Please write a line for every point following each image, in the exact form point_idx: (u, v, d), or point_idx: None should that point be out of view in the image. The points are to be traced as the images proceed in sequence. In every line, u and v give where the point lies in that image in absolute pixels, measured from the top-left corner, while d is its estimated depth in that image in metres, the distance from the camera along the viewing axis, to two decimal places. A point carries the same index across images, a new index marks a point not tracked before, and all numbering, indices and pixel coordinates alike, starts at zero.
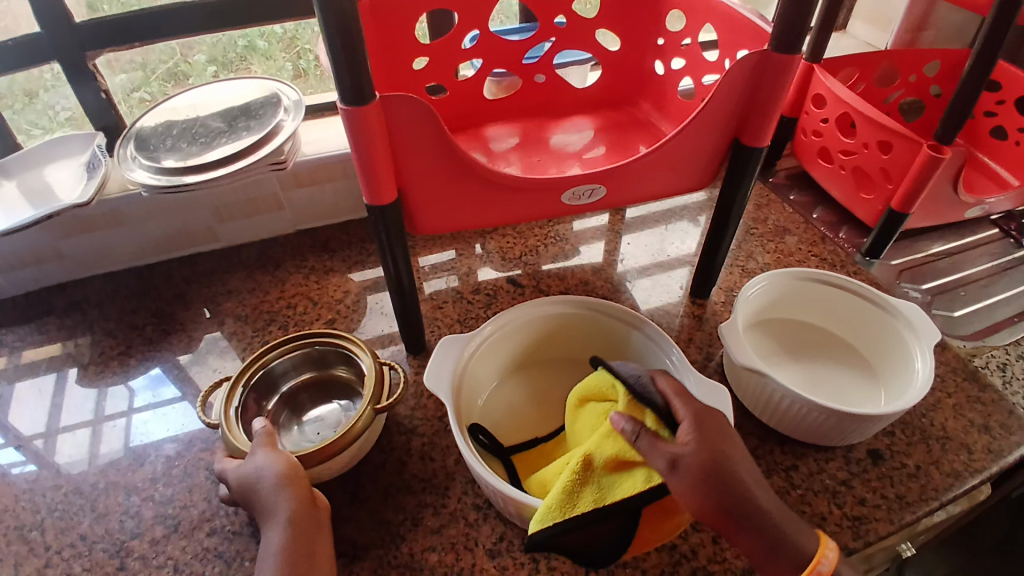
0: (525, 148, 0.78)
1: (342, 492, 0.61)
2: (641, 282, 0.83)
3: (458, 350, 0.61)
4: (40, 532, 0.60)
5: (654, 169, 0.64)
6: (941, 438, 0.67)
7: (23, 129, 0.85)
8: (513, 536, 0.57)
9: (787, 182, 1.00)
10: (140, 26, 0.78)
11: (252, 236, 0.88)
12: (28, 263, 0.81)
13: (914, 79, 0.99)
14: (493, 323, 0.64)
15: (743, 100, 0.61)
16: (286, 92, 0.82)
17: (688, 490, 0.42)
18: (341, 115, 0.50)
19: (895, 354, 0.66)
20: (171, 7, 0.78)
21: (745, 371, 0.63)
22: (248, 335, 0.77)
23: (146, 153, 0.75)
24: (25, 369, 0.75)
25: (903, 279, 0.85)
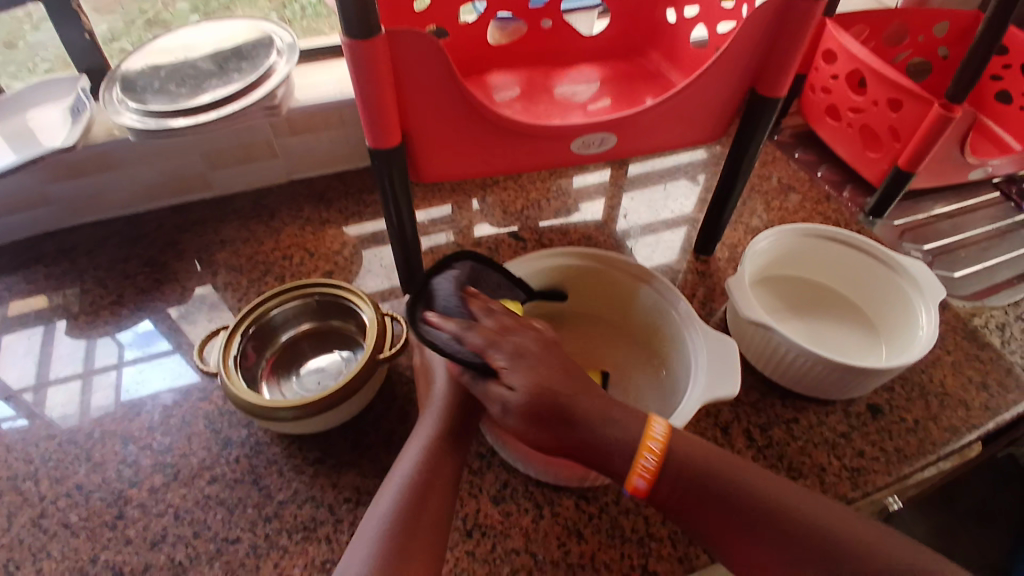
0: (528, 98, 0.75)
1: (345, 440, 0.61)
2: (645, 238, 0.82)
3: None
4: (33, 482, 0.59)
5: (666, 119, 0.62)
6: (940, 394, 0.68)
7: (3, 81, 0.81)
8: (517, 483, 0.58)
9: (792, 141, 0.98)
10: None
11: (245, 184, 0.85)
12: (11, 210, 0.78)
13: (923, 39, 0.97)
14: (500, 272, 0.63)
15: (762, 46, 0.59)
16: (281, 34, 0.78)
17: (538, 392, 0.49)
18: (344, 49, 0.47)
19: (898, 310, 0.67)
20: None
21: (750, 325, 0.63)
22: (245, 285, 0.75)
23: (134, 95, 0.71)
24: (12, 320, 0.73)
25: (905, 240, 0.85)
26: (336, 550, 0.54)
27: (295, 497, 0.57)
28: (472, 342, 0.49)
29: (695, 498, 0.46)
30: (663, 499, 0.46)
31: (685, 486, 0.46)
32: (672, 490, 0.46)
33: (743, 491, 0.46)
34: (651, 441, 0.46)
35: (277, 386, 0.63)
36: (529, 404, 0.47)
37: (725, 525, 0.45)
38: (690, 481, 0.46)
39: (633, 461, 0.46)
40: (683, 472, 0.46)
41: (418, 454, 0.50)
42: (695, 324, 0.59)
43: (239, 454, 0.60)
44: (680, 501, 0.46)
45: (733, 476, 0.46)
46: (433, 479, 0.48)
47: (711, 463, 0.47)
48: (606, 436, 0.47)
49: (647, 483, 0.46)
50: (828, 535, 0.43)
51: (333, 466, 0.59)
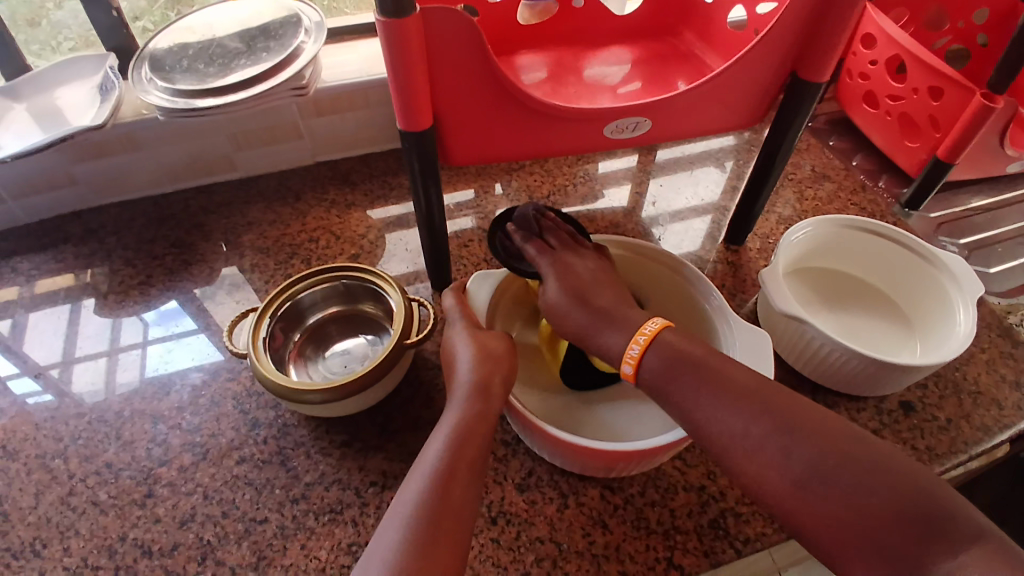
0: (557, 80, 0.74)
1: (371, 424, 0.61)
2: (673, 226, 0.81)
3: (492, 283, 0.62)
4: (64, 460, 0.61)
5: (703, 104, 0.61)
6: (973, 392, 0.66)
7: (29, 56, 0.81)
8: (542, 472, 0.57)
9: (826, 128, 0.96)
10: None
11: (270, 166, 0.85)
12: (40, 189, 0.79)
13: (963, 25, 0.91)
14: None
15: (806, 29, 0.56)
16: (307, 12, 0.77)
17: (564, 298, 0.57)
18: (378, 29, 0.46)
19: (935, 305, 0.65)
20: None
21: (782, 318, 0.62)
22: (270, 267, 0.75)
23: (162, 75, 0.71)
24: (42, 298, 0.74)
25: (941, 233, 0.82)
26: (362, 533, 0.55)
27: (321, 480, 0.58)
28: (529, 255, 0.61)
29: (678, 371, 0.47)
30: (646, 380, 0.49)
31: (668, 363, 0.48)
32: (655, 371, 0.49)
33: (722, 372, 0.46)
34: (640, 335, 0.51)
35: (303, 368, 0.64)
36: (558, 297, 0.57)
37: (703, 396, 0.45)
38: (674, 359, 0.48)
39: (623, 350, 0.51)
40: (669, 351, 0.49)
41: (442, 441, 0.48)
42: (729, 317, 0.58)
43: (266, 436, 0.61)
44: (661, 377, 0.48)
45: (719, 358, 0.47)
46: (458, 465, 0.47)
47: (703, 350, 0.49)
48: (612, 325, 0.54)
49: (634, 369, 0.50)
50: (804, 419, 0.42)
51: (358, 450, 0.59)
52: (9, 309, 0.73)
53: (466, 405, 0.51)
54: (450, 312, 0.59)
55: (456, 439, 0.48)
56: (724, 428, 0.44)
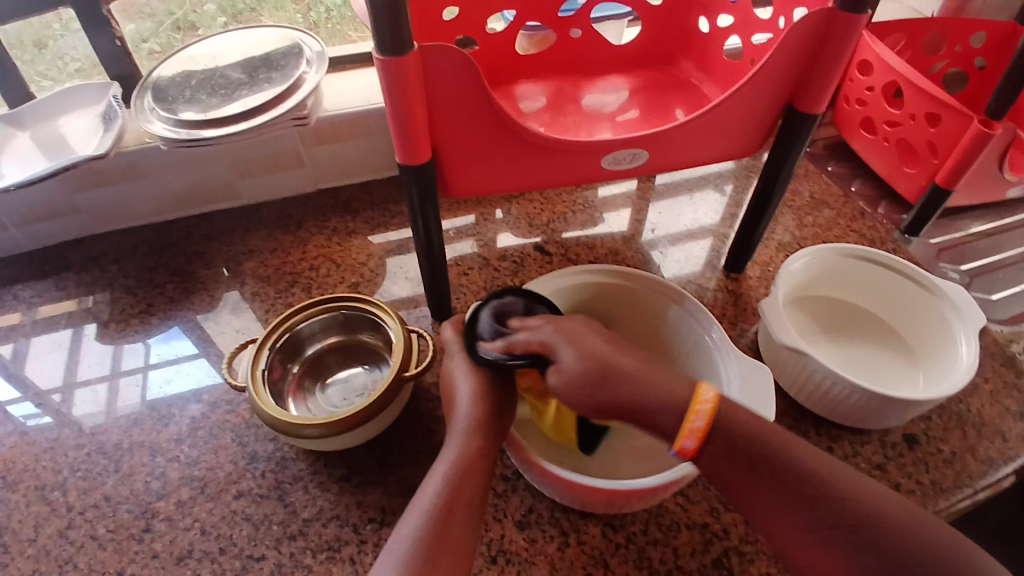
0: (556, 109, 0.74)
1: (370, 458, 0.61)
2: (672, 252, 0.81)
3: None
4: (62, 492, 0.60)
5: (701, 135, 0.61)
6: (976, 424, 0.65)
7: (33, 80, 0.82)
8: (542, 508, 0.57)
9: (825, 153, 0.96)
10: None
11: (272, 194, 0.86)
12: (44, 217, 0.79)
13: (960, 49, 0.92)
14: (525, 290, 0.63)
15: (802, 62, 0.57)
16: (309, 42, 0.78)
17: (580, 366, 0.52)
18: (377, 67, 0.47)
19: (938, 337, 0.64)
20: None
21: (784, 350, 0.62)
22: (271, 295, 0.76)
23: (165, 105, 0.72)
24: (42, 324, 0.74)
25: (942, 259, 0.82)
26: (360, 571, 0.54)
27: (320, 515, 0.57)
28: (517, 345, 0.55)
29: (740, 470, 0.46)
30: (708, 465, 0.47)
31: (731, 452, 0.47)
32: (719, 458, 0.47)
33: (783, 464, 0.45)
34: (698, 407, 0.48)
35: (302, 401, 0.63)
36: (580, 373, 0.52)
37: (768, 496, 0.45)
38: (736, 455, 0.46)
39: (682, 424, 0.48)
40: (728, 442, 0.47)
41: (443, 478, 0.48)
42: (729, 350, 0.57)
43: (266, 469, 0.61)
44: (722, 471, 0.47)
45: (779, 447, 0.46)
46: (458, 502, 0.46)
47: (755, 430, 0.47)
48: (643, 392, 0.50)
49: (696, 444, 0.47)
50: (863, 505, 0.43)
51: (357, 485, 0.59)
52: (11, 335, 0.74)
53: (467, 440, 0.50)
54: (449, 345, 0.59)
55: (456, 475, 0.48)
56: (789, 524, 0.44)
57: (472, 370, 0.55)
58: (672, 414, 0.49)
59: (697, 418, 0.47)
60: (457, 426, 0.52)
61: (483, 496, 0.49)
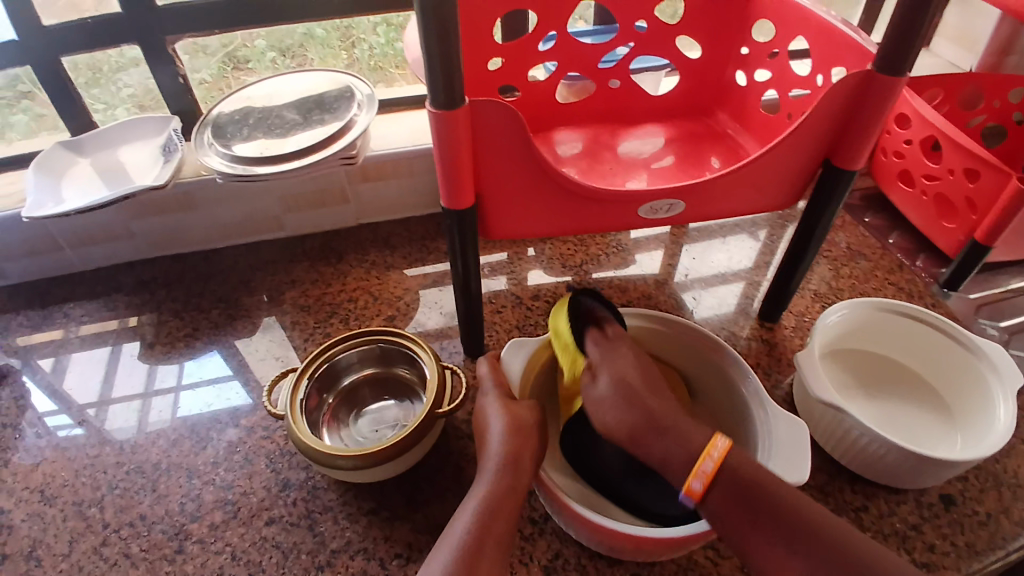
0: (592, 155, 0.77)
1: (398, 492, 0.61)
2: (704, 298, 0.81)
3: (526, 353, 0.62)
4: (99, 509, 0.62)
5: (737, 188, 0.62)
6: (1013, 485, 0.63)
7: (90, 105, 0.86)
8: (569, 554, 0.57)
9: (861, 204, 0.96)
10: (196, 13, 0.78)
11: (316, 227, 0.89)
12: (99, 240, 0.84)
13: (998, 104, 0.92)
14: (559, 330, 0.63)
15: (841, 121, 0.58)
16: (359, 86, 0.82)
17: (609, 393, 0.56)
18: (429, 117, 0.49)
19: (977, 397, 0.63)
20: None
21: (818, 404, 0.61)
22: (310, 325, 0.78)
23: (221, 140, 0.76)
24: (90, 341, 0.78)
25: (981, 315, 0.81)
26: None
27: (348, 547, 0.58)
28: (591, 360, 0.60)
29: (743, 506, 0.47)
30: (713, 500, 0.48)
31: (736, 493, 0.47)
32: (724, 496, 0.48)
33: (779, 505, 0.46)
34: (709, 454, 0.49)
35: (335, 431, 0.65)
36: (611, 394, 0.56)
37: (763, 532, 0.46)
38: (739, 492, 0.47)
39: (693, 465, 0.49)
40: (736, 481, 0.48)
41: (470, 515, 0.49)
42: (764, 400, 0.57)
43: (297, 497, 0.62)
44: (727, 509, 0.47)
45: (777, 488, 0.47)
46: (485, 540, 0.47)
47: (754, 473, 0.48)
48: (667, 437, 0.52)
49: (703, 487, 0.48)
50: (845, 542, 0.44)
51: (385, 518, 0.60)
52: (59, 351, 0.77)
53: (496, 478, 0.51)
54: (483, 381, 0.60)
55: (484, 514, 0.49)
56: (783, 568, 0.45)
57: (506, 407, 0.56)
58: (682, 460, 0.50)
59: (709, 460, 0.49)
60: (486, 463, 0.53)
61: (511, 535, 0.49)
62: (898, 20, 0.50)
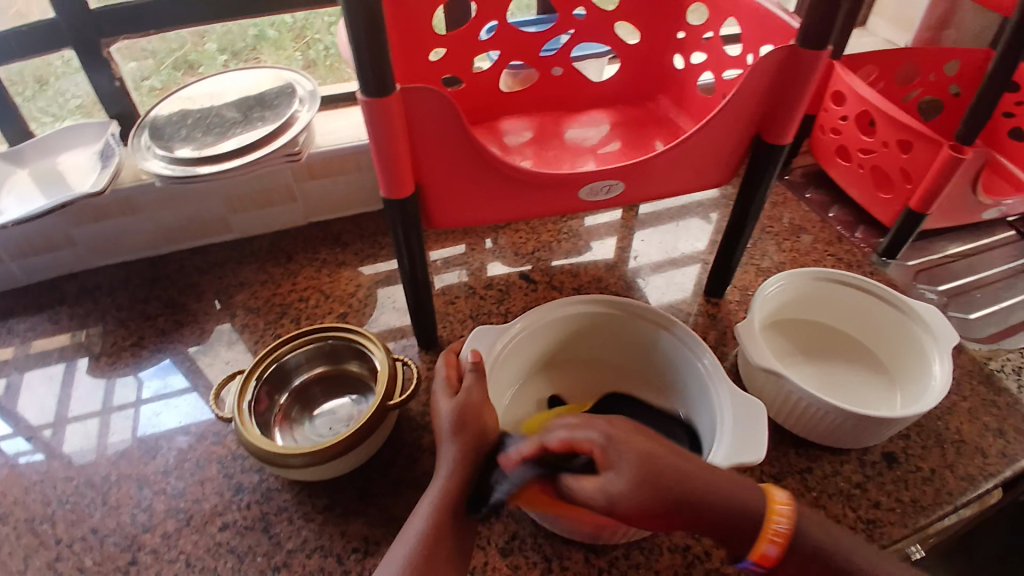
0: (540, 142, 0.77)
1: (352, 488, 0.61)
2: (654, 279, 0.83)
3: (489, 341, 0.61)
4: (50, 525, 0.60)
5: (674, 167, 0.63)
6: (956, 442, 0.66)
7: (32, 117, 0.84)
8: (525, 535, 0.57)
9: (803, 180, 0.99)
10: (132, 15, 0.77)
11: (264, 227, 0.88)
12: (39, 252, 0.81)
13: (933, 77, 0.96)
14: (522, 320, 0.64)
15: (768, 98, 0.60)
16: (302, 83, 0.81)
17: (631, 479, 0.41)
18: (361, 108, 0.49)
19: (913, 357, 0.66)
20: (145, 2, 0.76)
21: (761, 373, 0.63)
22: (261, 326, 0.77)
23: (160, 143, 0.74)
24: (35, 358, 0.76)
25: (920, 281, 0.84)
26: None
27: (304, 546, 0.58)
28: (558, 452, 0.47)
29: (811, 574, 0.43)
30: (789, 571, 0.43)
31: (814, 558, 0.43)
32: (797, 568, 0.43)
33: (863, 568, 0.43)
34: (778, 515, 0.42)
35: (289, 431, 0.64)
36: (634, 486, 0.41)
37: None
38: (821, 558, 0.43)
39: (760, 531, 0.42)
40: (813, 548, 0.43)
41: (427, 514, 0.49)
42: (721, 378, 0.59)
43: (251, 500, 0.61)
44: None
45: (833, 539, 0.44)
46: (442, 534, 0.48)
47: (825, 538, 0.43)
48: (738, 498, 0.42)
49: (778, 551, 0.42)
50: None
51: (340, 515, 0.60)
52: (2, 369, 0.75)
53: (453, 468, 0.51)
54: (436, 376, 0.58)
55: (440, 509, 0.49)
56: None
57: (457, 394, 0.55)
58: (748, 527, 0.42)
59: (780, 512, 0.42)
60: (443, 458, 0.53)
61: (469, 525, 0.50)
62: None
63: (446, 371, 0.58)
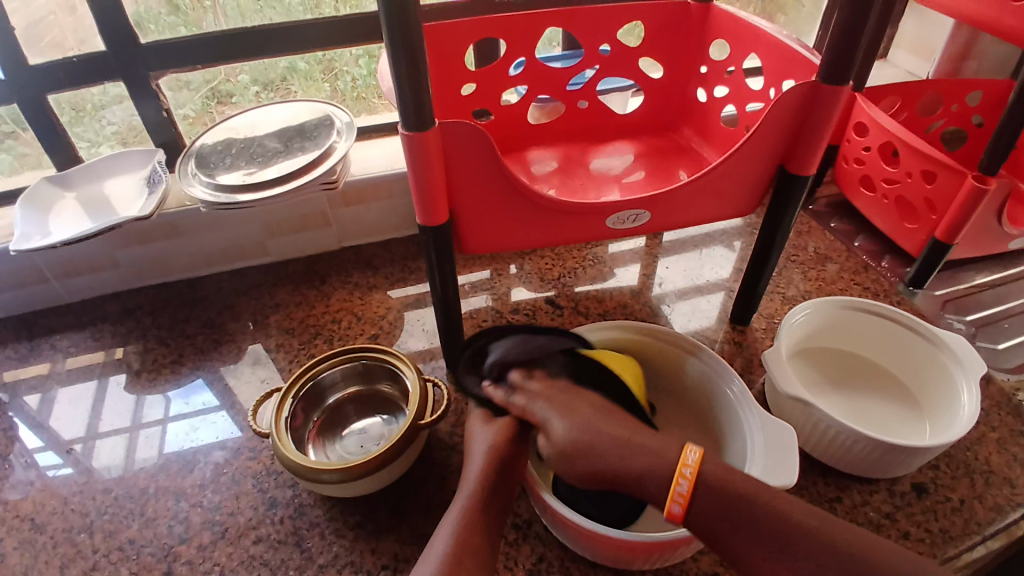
0: (566, 172, 0.80)
1: (382, 505, 0.62)
2: (679, 306, 0.84)
3: None
4: (88, 534, 0.62)
5: (699, 196, 0.65)
6: (985, 472, 0.65)
7: None
8: (553, 557, 0.58)
9: (827, 210, 1.00)
10: (180, 50, 0.81)
11: (299, 251, 0.91)
12: (83, 272, 0.85)
13: (956, 107, 0.96)
14: None
15: (792, 130, 0.61)
16: (339, 114, 0.85)
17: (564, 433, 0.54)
18: (402, 140, 0.52)
19: (942, 386, 0.65)
20: (191, 38, 0.81)
21: (788, 401, 0.63)
22: (294, 347, 0.79)
23: (205, 171, 0.78)
24: (77, 374, 0.78)
25: (947, 310, 0.84)
26: None
27: (335, 562, 0.59)
28: (517, 403, 0.57)
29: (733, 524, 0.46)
30: (703, 516, 0.47)
31: (721, 496, 0.47)
32: (709, 511, 0.47)
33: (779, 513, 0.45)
34: (683, 469, 0.48)
35: (321, 448, 0.66)
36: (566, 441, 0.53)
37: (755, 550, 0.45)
38: (734, 509, 0.46)
39: (669, 488, 0.48)
40: (719, 488, 0.47)
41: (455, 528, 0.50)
42: (751, 405, 0.59)
43: (284, 515, 0.62)
44: (710, 523, 0.47)
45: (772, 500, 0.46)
46: (465, 554, 0.48)
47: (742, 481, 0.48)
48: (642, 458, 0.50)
49: (682, 509, 0.47)
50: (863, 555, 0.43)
51: (371, 532, 0.60)
52: (46, 384, 0.78)
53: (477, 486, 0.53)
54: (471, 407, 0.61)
55: (463, 527, 0.50)
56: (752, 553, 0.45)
57: (493, 423, 0.57)
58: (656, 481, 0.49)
59: (688, 464, 0.48)
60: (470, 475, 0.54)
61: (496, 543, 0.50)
62: (839, 34, 0.53)
63: (483, 400, 0.61)
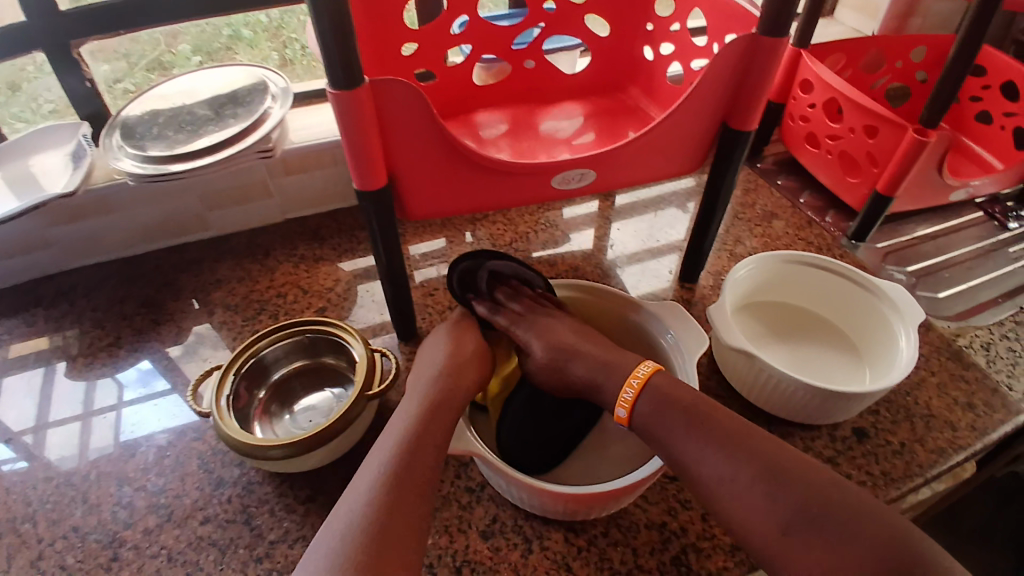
0: (515, 134, 0.78)
1: (335, 477, 0.62)
2: (631, 268, 0.84)
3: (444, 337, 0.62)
4: (31, 525, 0.60)
5: (644, 155, 0.64)
6: (925, 416, 0.68)
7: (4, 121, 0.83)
8: (506, 518, 0.58)
9: (775, 169, 1.01)
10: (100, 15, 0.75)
11: (240, 224, 0.88)
12: (13, 255, 0.80)
13: (900, 65, 0.98)
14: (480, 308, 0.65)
15: (732, 85, 0.61)
16: (274, 79, 0.81)
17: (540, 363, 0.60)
18: (331, 101, 0.49)
19: (880, 333, 0.68)
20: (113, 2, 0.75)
21: (732, 353, 0.64)
22: (239, 323, 0.77)
23: (132, 142, 0.74)
24: (12, 362, 0.75)
25: (889, 262, 0.86)
26: None
27: (286, 536, 0.58)
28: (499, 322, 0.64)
29: (678, 420, 0.50)
30: (643, 420, 0.52)
31: (664, 403, 0.51)
32: (647, 412, 0.51)
33: (720, 424, 0.48)
34: (632, 380, 0.54)
35: (268, 426, 0.64)
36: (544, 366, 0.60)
37: (691, 439, 0.48)
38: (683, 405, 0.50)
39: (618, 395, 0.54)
40: (664, 394, 0.52)
41: (366, 483, 0.46)
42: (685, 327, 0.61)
43: (232, 494, 0.61)
44: (655, 421, 0.51)
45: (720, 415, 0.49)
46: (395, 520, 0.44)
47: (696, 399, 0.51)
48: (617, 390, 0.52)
49: (627, 413, 0.53)
50: (790, 470, 0.45)
51: (323, 504, 0.60)
52: None
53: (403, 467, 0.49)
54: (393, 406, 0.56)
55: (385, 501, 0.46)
56: (688, 443, 0.48)
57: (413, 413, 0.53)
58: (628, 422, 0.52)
59: (637, 373, 0.54)
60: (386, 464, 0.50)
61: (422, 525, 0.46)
62: None
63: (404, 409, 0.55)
